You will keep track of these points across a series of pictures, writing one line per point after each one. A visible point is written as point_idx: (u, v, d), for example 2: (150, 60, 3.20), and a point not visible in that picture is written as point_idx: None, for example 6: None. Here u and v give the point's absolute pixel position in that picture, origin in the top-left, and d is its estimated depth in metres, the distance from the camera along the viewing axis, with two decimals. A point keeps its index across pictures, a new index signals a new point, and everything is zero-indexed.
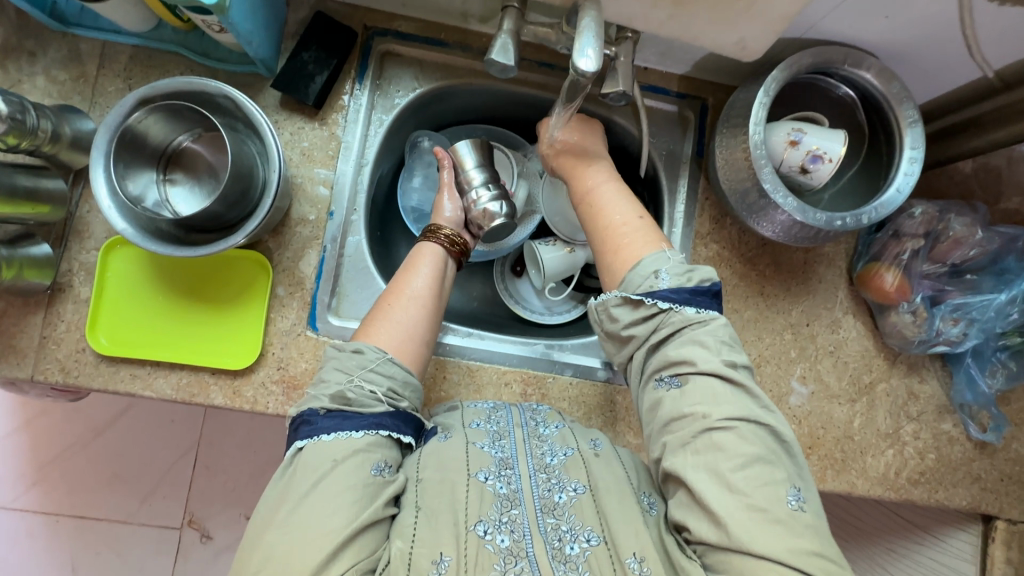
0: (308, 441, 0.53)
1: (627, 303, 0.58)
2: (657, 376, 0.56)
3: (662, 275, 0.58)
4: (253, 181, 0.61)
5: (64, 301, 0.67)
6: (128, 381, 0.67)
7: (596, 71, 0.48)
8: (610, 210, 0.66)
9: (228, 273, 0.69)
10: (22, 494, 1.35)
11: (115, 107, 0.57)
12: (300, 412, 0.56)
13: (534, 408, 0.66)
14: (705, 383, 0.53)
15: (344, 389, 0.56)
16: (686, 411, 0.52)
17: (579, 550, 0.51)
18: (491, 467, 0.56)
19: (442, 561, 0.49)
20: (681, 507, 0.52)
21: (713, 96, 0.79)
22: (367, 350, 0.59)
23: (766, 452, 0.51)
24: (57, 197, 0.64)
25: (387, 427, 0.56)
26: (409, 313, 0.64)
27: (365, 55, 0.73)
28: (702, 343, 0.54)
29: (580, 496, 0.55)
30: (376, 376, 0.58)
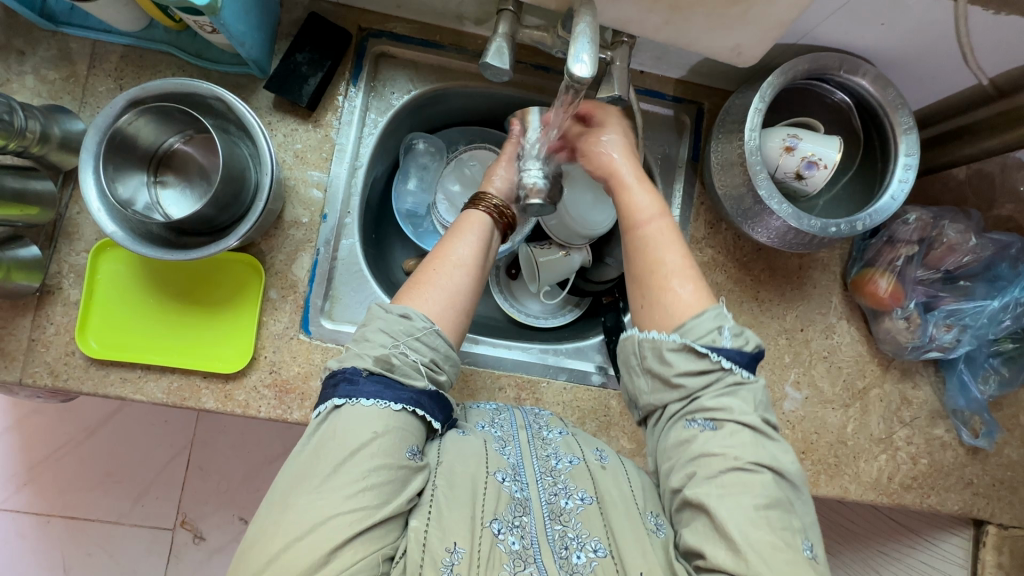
0: (345, 401, 0.52)
1: (687, 351, 0.54)
2: (690, 416, 0.54)
3: (726, 332, 0.55)
4: (245, 183, 0.61)
5: (54, 303, 0.66)
6: (119, 385, 0.67)
7: (591, 77, 0.47)
8: (664, 251, 0.60)
9: (220, 275, 0.69)
10: (13, 494, 1.34)
11: (105, 109, 0.56)
12: (342, 367, 0.55)
13: (536, 412, 0.66)
14: (738, 430, 0.52)
15: (389, 354, 0.54)
16: (716, 450, 0.51)
17: (586, 560, 0.52)
18: (508, 469, 0.57)
19: (457, 551, 0.49)
20: (694, 533, 0.50)
21: (709, 100, 0.78)
22: (414, 317, 0.57)
23: (784, 501, 0.50)
24: (45, 199, 0.63)
25: (424, 406, 0.55)
26: (457, 283, 0.61)
27: (359, 57, 0.72)
28: (740, 396, 0.54)
29: (587, 505, 0.55)
30: (421, 347, 0.56)
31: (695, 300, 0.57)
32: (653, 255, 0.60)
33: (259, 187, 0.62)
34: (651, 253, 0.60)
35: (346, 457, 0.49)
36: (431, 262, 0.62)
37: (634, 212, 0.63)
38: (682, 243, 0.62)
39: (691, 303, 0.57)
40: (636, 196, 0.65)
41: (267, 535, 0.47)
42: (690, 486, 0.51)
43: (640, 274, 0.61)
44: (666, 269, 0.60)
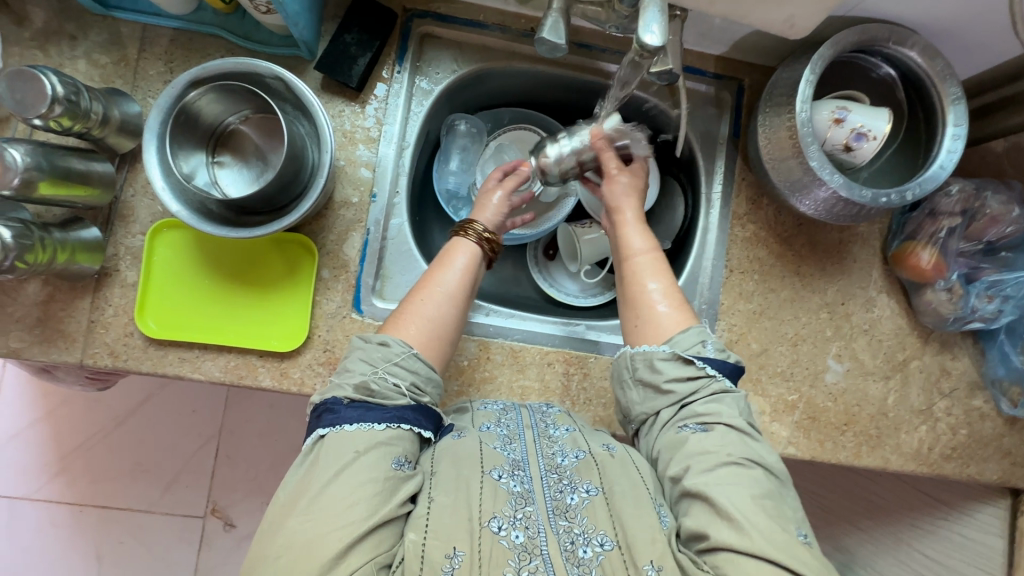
0: (330, 429, 0.54)
1: (675, 359, 0.60)
2: (683, 422, 0.59)
3: (708, 344, 0.61)
4: (303, 162, 0.61)
5: (111, 285, 0.67)
6: (177, 364, 0.68)
7: (659, 47, 0.48)
8: (647, 278, 0.66)
9: (272, 257, 0.69)
10: (45, 484, 1.36)
11: (169, 88, 0.56)
12: (323, 399, 0.57)
13: (542, 409, 0.67)
14: (727, 432, 0.57)
15: (369, 380, 0.57)
16: (711, 449, 0.56)
17: (592, 554, 0.51)
18: (504, 466, 0.57)
19: (456, 555, 0.50)
20: (696, 518, 0.53)
21: (750, 76, 0.79)
22: (393, 343, 0.60)
23: (777, 497, 0.54)
24: (106, 180, 0.64)
25: (409, 421, 0.57)
26: (438, 313, 0.63)
27: (404, 37, 0.73)
28: (726, 402, 0.59)
29: (592, 497, 0.55)
30: (400, 371, 0.58)
31: (677, 321, 0.64)
32: (637, 284, 0.66)
33: (315, 166, 0.63)
34: (634, 279, 0.67)
35: (332, 476, 0.51)
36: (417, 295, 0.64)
37: (626, 244, 0.69)
38: (670, 271, 0.68)
39: (672, 324, 0.64)
40: (631, 233, 0.70)
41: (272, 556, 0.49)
42: (689, 476, 0.55)
43: (630, 300, 0.67)
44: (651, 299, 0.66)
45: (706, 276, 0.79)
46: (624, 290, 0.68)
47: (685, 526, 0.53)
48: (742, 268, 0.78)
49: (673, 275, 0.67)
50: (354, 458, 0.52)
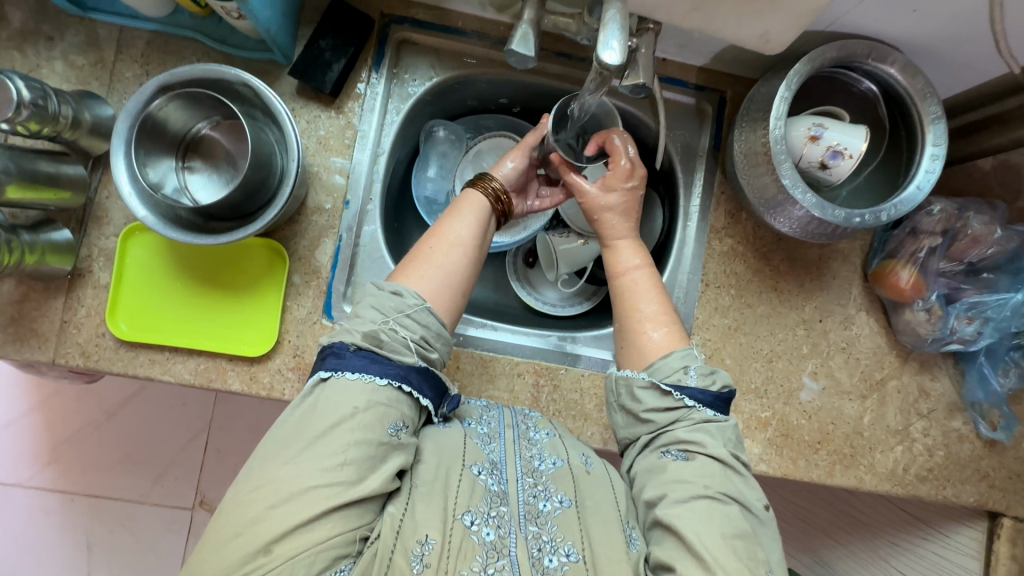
0: (333, 373, 0.54)
1: (654, 388, 0.61)
2: (664, 448, 0.59)
3: (690, 371, 0.61)
4: (271, 169, 0.61)
5: (84, 286, 0.68)
6: (147, 366, 0.68)
7: (620, 64, 0.47)
8: (640, 299, 0.66)
9: (246, 260, 0.70)
10: (37, 472, 1.38)
11: (137, 93, 0.57)
12: (331, 341, 0.57)
13: (525, 412, 0.66)
14: (710, 463, 0.57)
15: (379, 330, 0.56)
16: (690, 479, 0.56)
17: (557, 563, 0.52)
18: (485, 463, 0.57)
19: (427, 542, 0.50)
20: (664, 550, 0.53)
21: (732, 88, 0.78)
22: (407, 295, 0.60)
23: (752, 536, 0.54)
24: (78, 182, 0.64)
25: (411, 382, 0.56)
26: (450, 267, 0.63)
27: (381, 43, 0.72)
28: (710, 431, 0.58)
29: (565, 508, 0.56)
30: (412, 324, 0.58)
31: (667, 345, 0.64)
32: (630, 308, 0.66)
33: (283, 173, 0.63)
34: (626, 301, 0.67)
35: (327, 427, 0.50)
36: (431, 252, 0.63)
37: (616, 262, 0.69)
38: (661, 291, 0.67)
39: (661, 347, 0.64)
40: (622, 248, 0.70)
41: (250, 495, 0.48)
42: (663, 505, 0.55)
43: (621, 322, 0.67)
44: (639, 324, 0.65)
45: (681, 289, 0.78)
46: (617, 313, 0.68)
47: (653, 556, 0.54)
48: (719, 282, 0.77)
49: (664, 294, 0.66)
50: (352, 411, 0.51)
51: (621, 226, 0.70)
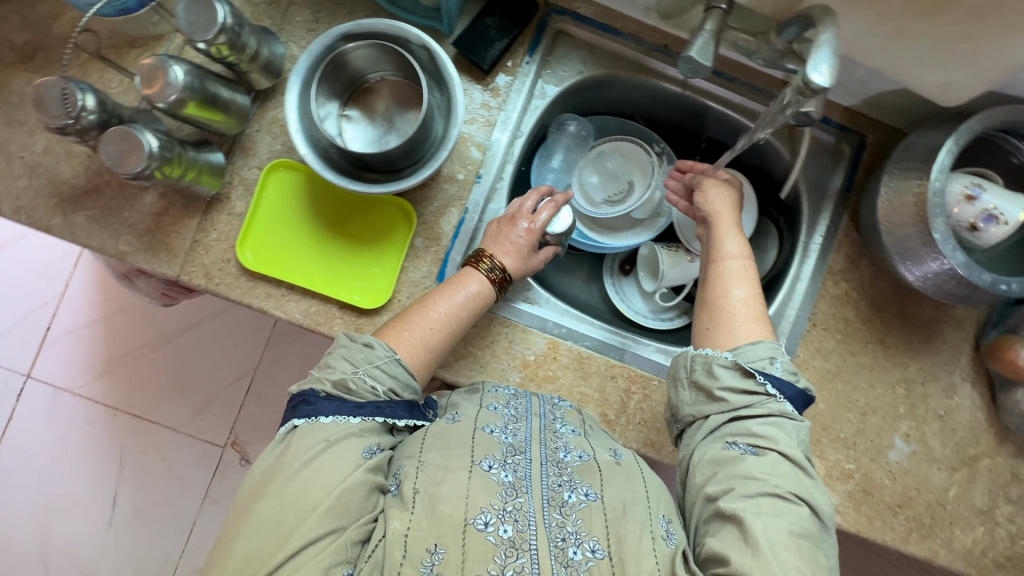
0: (305, 420, 0.57)
1: (737, 368, 0.60)
2: (730, 439, 0.58)
3: (777, 362, 0.60)
4: (431, 131, 0.62)
5: (220, 211, 0.70)
6: (263, 299, 0.70)
7: (824, 89, 0.46)
8: (731, 284, 0.66)
9: (375, 217, 0.72)
10: (89, 382, 1.43)
11: (322, 37, 0.59)
12: (301, 390, 0.59)
13: (554, 401, 0.67)
14: (780, 461, 0.56)
15: (348, 378, 0.59)
16: (756, 475, 0.55)
17: (582, 557, 0.52)
18: (496, 455, 0.57)
19: (438, 551, 0.51)
20: (720, 541, 0.53)
21: (874, 134, 0.77)
22: (377, 347, 0.62)
23: (815, 535, 0.54)
24: (241, 112, 0.66)
25: (385, 414, 0.59)
26: (433, 332, 0.65)
27: (540, 31, 0.74)
28: (784, 428, 0.58)
29: (590, 501, 0.55)
30: (381, 374, 0.60)
31: (751, 332, 0.63)
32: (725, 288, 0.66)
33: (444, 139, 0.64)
34: (720, 284, 0.66)
35: (307, 461, 0.54)
36: (419, 321, 0.65)
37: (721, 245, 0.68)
38: (757, 283, 0.67)
39: (743, 333, 0.63)
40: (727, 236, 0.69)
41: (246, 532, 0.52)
42: (726, 499, 0.54)
43: (709, 298, 0.67)
44: (731, 305, 0.65)
45: (787, 323, 0.76)
46: (703, 293, 0.68)
47: (707, 549, 0.54)
48: (827, 325, 0.76)
49: (758, 287, 0.66)
50: (332, 441, 0.55)
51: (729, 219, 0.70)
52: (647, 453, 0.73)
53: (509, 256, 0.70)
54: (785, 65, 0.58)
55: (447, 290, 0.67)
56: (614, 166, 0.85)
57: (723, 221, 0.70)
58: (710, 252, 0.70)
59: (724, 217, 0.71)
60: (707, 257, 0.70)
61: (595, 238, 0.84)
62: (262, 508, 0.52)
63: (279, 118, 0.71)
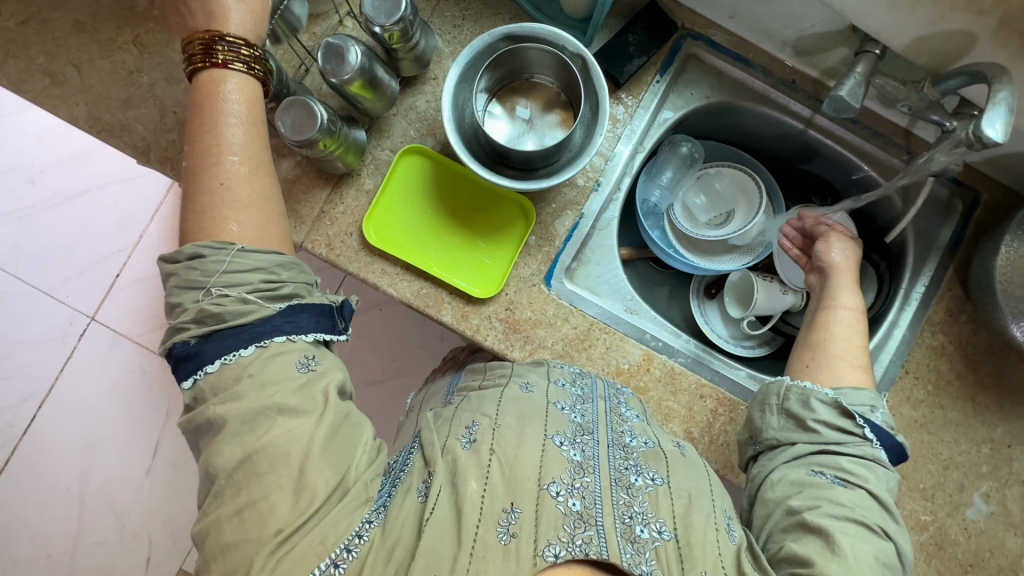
0: (197, 376, 0.51)
1: (836, 406, 0.60)
2: (817, 468, 0.57)
3: (877, 412, 0.60)
4: (574, 136, 0.64)
5: (350, 186, 0.73)
6: (378, 274, 0.72)
7: (993, 144, 0.49)
8: (838, 330, 0.67)
9: (496, 210, 0.75)
10: (149, 332, 1.48)
11: (486, 34, 0.63)
12: (172, 344, 0.53)
13: (618, 387, 0.66)
14: (867, 496, 0.55)
15: (205, 305, 0.52)
16: (844, 502, 0.54)
17: (649, 536, 0.49)
18: (567, 433, 0.54)
19: (514, 512, 0.47)
20: (803, 546, 0.51)
21: (989, 193, 0.78)
22: (210, 252, 0.54)
23: (895, 569, 0.52)
24: (387, 96, 0.70)
25: (281, 331, 0.53)
26: (247, 187, 0.58)
27: (674, 52, 0.76)
28: (873, 471, 0.57)
29: (656, 486, 0.53)
30: (239, 276, 0.53)
31: (854, 378, 0.63)
32: (835, 333, 0.67)
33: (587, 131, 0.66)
34: (829, 329, 0.67)
35: (258, 409, 0.49)
36: (215, 172, 0.58)
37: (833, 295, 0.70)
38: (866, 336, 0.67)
39: (845, 376, 0.63)
40: (840, 287, 0.70)
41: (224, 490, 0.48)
42: (811, 512, 0.53)
43: (813, 340, 0.67)
44: (835, 349, 0.66)
45: (879, 367, 0.77)
46: (806, 335, 0.69)
47: (788, 549, 0.52)
48: (920, 375, 0.76)
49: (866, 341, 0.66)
50: (243, 394, 0.49)
51: (844, 273, 0.71)
52: (726, 475, 0.73)
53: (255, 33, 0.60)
54: (931, 116, 0.61)
55: (207, 104, 0.59)
56: (722, 189, 0.88)
57: (842, 274, 0.71)
58: (822, 299, 0.71)
59: (842, 271, 0.72)
60: (818, 304, 0.71)
61: (692, 260, 0.85)
62: (228, 465, 0.47)
63: (416, 105, 0.74)
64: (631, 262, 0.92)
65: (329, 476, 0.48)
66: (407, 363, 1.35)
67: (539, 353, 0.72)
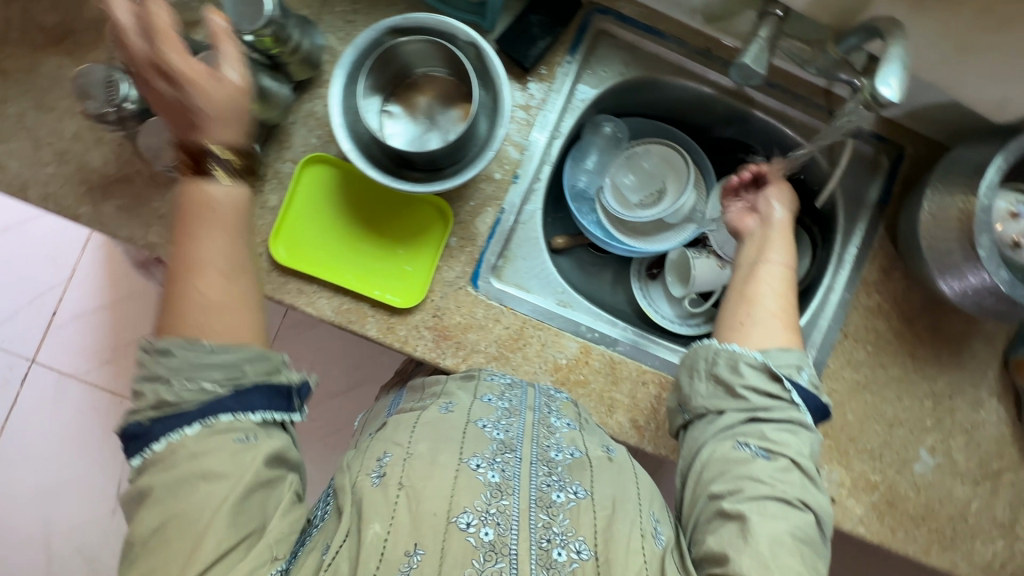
0: (144, 455, 0.47)
1: (764, 369, 0.59)
2: (743, 440, 0.56)
3: (803, 373, 0.60)
4: (477, 131, 0.61)
5: (253, 204, 0.69)
6: (294, 294, 0.68)
7: (890, 101, 0.48)
8: (771, 284, 0.65)
9: (410, 215, 0.71)
10: (95, 368, 1.40)
11: (369, 30, 0.59)
12: (125, 423, 0.49)
13: (551, 393, 0.65)
14: (789, 467, 0.54)
15: (162, 393, 0.48)
16: (764, 479, 0.53)
17: (566, 559, 0.49)
18: (485, 454, 0.54)
19: (417, 554, 0.47)
20: (718, 539, 0.51)
21: (913, 146, 0.77)
22: (170, 346, 0.49)
23: (814, 540, 0.52)
24: (280, 104, 0.64)
25: (229, 407, 0.49)
26: (221, 292, 0.52)
27: (583, 29, 0.72)
28: (797, 437, 0.56)
29: (579, 500, 0.52)
30: (197, 367, 0.49)
31: (781, 337, 0.62)
32: (767, 287, 0.65)
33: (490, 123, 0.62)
34: (761, 283, 0.65)
35: (178, 479, 0.46)
36: (190, 284, 0.52)
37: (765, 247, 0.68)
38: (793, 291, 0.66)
39: (775, 335, 0.62)
40: (772, 240, 0.69)
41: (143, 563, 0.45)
42: (731, 499, 0.52)
43: (744, 293, 0.65)
44: (767, 305, 0.64)
45: (818, 333, 0.76)
46: (740, 287, 0.67)
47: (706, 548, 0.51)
48: (858, 336, 0.76)
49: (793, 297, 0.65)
50: (171, 467, 0.46)
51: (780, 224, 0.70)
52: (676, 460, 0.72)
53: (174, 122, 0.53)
54: (838, 75, 0.59)
55: (193, 216, 0.53)
56: (650, 167, 0.86)
57: (776, 225, 0.69)
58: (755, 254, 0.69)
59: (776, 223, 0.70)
60: (750, 258, 0.69)
61: (628, 242, 0.83)
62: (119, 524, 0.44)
63: (315, 111, 0.69)
64: (568, 250, 0.90)
65: (221, 537, 0.44)
66: (371, 371, 1.32)
67: (472, 359, 0.70)
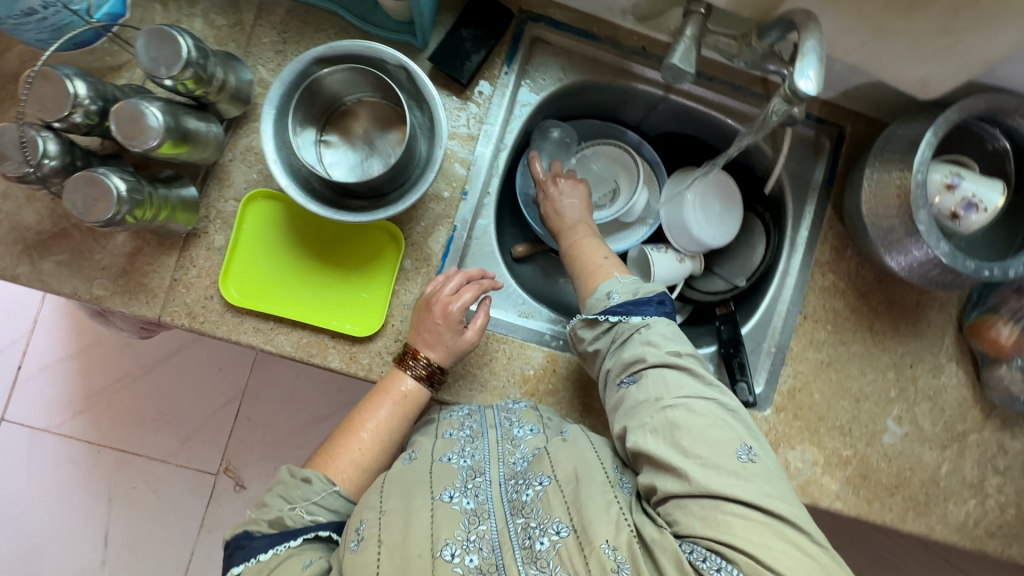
0: (243, 566, 0.53)
1: (588, 324, 0.63)
2: (619, 378, 0.58)
3: (614, 295, 0.63)
4: (415, 152, 0.61)
5: (199, 246, 0.67)
6: (251, 333, 0.67)
7: (811, 93, 0.49)
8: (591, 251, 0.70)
9: (360, 241, 0.70)
10: (68, 420, 1.32)
11: (294, 63, 0.58)
12: (235, 533, 0.55)
13: (510, 406, 0.62)
14: (653, 371, 0.56)
15: (283, 516, 0.55)
16: (641, 399, 0.55)
17: (548, 544, 0.49)
18: (456, 483, 0.54)
19: None
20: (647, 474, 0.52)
21: (852, 125, 0.79)
22: (315, 481, 0.57)
23: (714, 416, 0.52)
24: (212, 144, 0.64)
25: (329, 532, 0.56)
26: (371, 456, 0.61)
27: (516, 39, 0.72)
28: (653, 341, 0.58)
29: (546, 487, 0.52)
30: (319, 507, 0.56)
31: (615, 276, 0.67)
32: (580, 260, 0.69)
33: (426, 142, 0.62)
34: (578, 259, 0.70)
35: None
36: (344, 444, 0.61)
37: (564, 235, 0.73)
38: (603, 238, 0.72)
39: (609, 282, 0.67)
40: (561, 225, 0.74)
41: None
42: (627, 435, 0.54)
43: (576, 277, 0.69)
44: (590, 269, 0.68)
45: (778, 318, 0.78)
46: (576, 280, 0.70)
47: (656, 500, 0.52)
48: (817, 317, 0.77)
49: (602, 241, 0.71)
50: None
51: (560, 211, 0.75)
52: None
53: (433, 347, 0.64)
54: (768, 66, 0.60)
55: (384, 399, 0.63)
56: (599, 168, 0.86)
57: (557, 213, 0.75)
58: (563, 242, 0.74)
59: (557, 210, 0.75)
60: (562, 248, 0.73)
61: None
62: None
63: (253, 145, 0.68)
64: (530, 258, 0.90)
65: None
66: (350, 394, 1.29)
67: None
